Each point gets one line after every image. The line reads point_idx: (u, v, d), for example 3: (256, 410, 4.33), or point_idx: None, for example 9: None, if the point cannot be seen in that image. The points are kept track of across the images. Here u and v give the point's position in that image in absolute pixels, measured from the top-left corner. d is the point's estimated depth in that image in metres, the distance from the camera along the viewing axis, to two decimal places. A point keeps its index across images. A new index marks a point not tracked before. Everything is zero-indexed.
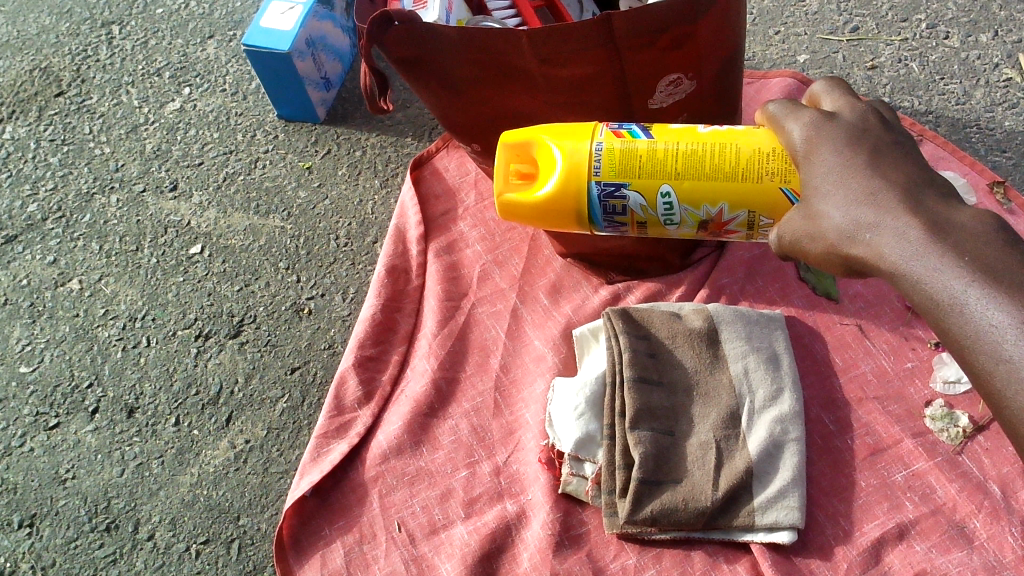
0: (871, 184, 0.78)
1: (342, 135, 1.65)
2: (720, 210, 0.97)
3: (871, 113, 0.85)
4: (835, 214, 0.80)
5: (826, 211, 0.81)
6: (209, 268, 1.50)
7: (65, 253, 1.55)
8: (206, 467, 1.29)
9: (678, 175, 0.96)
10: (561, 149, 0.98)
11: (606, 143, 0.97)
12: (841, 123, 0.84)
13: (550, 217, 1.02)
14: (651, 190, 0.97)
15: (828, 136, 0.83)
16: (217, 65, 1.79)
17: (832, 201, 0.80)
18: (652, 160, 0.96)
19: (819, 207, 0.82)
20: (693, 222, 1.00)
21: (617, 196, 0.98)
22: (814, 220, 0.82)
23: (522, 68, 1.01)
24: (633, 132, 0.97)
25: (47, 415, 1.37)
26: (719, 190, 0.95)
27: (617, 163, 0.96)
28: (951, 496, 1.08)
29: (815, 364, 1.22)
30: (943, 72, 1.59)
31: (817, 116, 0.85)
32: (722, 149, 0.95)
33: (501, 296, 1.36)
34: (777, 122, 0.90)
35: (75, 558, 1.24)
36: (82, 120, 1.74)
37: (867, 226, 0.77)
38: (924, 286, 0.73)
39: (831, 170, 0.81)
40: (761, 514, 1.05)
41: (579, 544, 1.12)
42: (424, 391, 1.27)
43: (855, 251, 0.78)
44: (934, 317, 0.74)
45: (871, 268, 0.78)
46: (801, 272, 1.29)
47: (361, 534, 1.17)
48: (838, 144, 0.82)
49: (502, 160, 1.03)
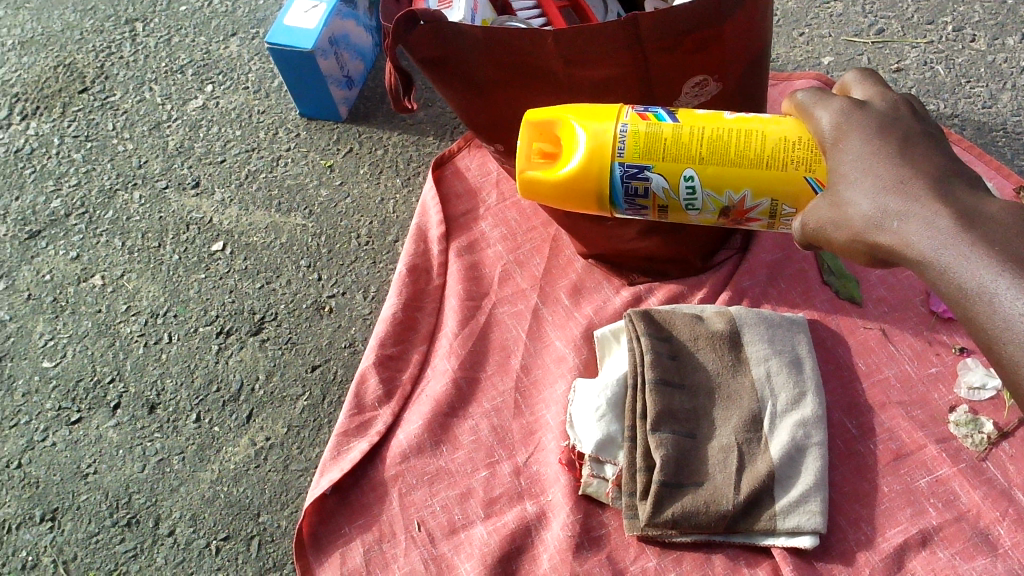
0: (900, 171, 0.77)
1: (363, 134, 1.66)
2: (743, 197, 0.95)
3: (902, 103, 0.83)
4: (862, 202, 0.78)
5: (853, 198, 0.79)
6: (231, 265, 1.51)
7: (88, 249, 1.56)
8: (227, 464, 1.30)
9: (702, 159, 0.94)
10: (585, 128, 0.96)
11: (631, 125, 0.94)
12: (871, 111, 0.82)
13: (571, 197, 1.00)
14: (674, 173, 0.95)
15: (857, 124, 0.82)
16: (240, 63, 1.80)
17: (860, 189, 0.79)
18: (677, 143, 0.94)
19: (845, 193, 0.80)
20: (714, 209, 0.98)
21: (640, 177, 0.96)
22: (839, 207, 0.81)
23: (546, 68, 1.01)
24: (658, 115, 0.95)
25: (69, 410, 1.38)
26: (743, 176, 0.93)
27: (641, 145, 0.94)
28: (975, 503, 1.08)
29: (838, 368, 1.21)
30: (969, 75, 1.58)
31: (846, 104, 0.84)
32: (747, 135, 0.93)
33: (522, 295, 1.36)
34: (805, 109, 0.89)
35: (97, 552, 1.24)
36: (105, 117, 1.74)
37: (895, 214, 0.76)
38: (953, 275, 0.73)
39: (860, 156, 0.80)
40: (783, 518, 1.05)
41: (599, 546, 1.11)
42: (444, 390, 1.27)
43: (882, 238, 0.77)
44: (960, 306, 0.74)
45: (898, 257, 0.77)
46: (824, 276, 1.29)
47: (381, 532, 1.18)
48: (868, 131, 0.81)
49: (525, 137, 0.99)
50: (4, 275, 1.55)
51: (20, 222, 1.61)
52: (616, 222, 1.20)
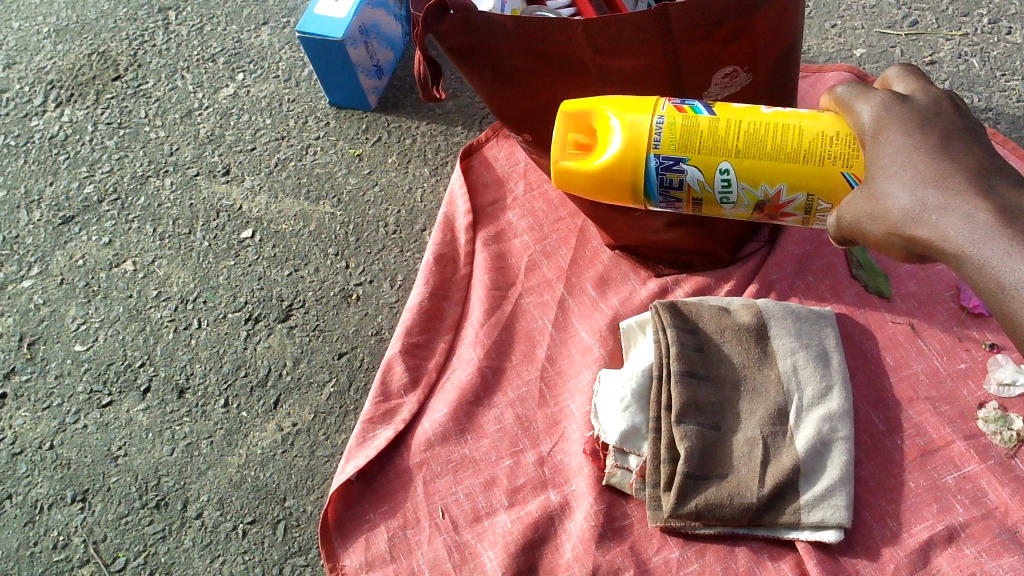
0: (940, 166, 0.77)
1: (392, 123, 1.66)
2: (778, 191, 0.94)
3: (945, 99, 0.82)
4: (900, 195, 0.78)
5: (891, 192, 0.79)
6: (260, 252, 1.52)
7: (120, 235, 1.58)
8: (254, 448, 1.31)
9: (738, 152, 0.93)
10: (620, 120, 0.95)
11: (668, 118, 0.94)
12: (914, 105, 0.81)
13: (605, 188, 0.99)
14: (710, 166, 0.94)
15: (899, 117, 0.81)
16: (271, 52, 1.81)
17: (898, 182, 0.78)
18: (713, 135, 0.93)
19: (883, 187, 0.80)
20: (750, 202, 0.97)
21: (674, 171, 0.95)
22: (876, 201, 0.80)
23: (576, 58, 1.00)
24: (695, 108, 0.95)
25: (101, 393, 1.40)
26: (779, 171, 0.92)
27: (677, 137, 0.94)
28: (1003, 500, 1.07)
29: (866, 362, 1.20)
30: (1004, 68, 1.56)
31: (888, 97, 0.83)
32: (784, 129, 0.92)
33: (548, 286, 1.36)
34: (845, 103, 0.88)
35: (126, 533, 1.26)
36: (138, 105, 1.76)
37: (934, 209, 0.76)
38: (992, 271, 0.73)
39: (900, 150, 0.79)
40: (807, 512, 1.04)
41: (622, 536, 1.12)
42: (469, 379, 1.27)
43: (919, 233, 0.77)
44: (997, 303, 0.73)
45: (935, 252, 0.76)
46: (852, 269, 1.28)
47: (405, 519, 1.18)
48: (910, 125, 0.80)
49: (560, 126, 1.00)
50: (38, 259, 1.57)
51: (55, 208, 1.64)
52: (644, 213, 1.20)
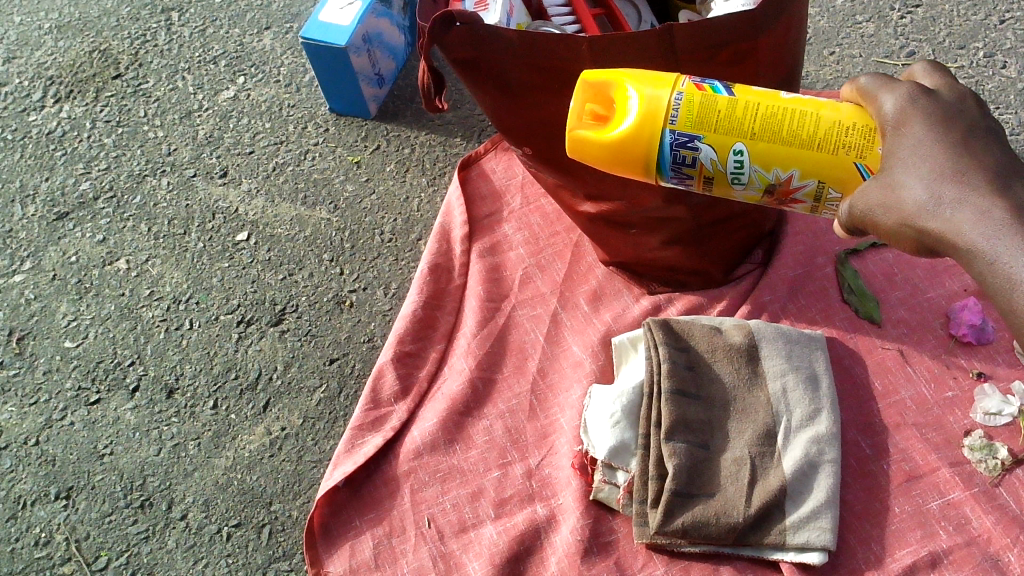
0: (958, 161, 0.78)
1: (391, 132, 1.67)
2: (791, 176, 0.92)
3: (967, 96, 0.84)
4: (916, 187, 0.79)
5: (907, 182, 0.80)
6: (254, 255, 1.52)
7: (114, 233, 1.58)
8: (242, 451, 1.31)
9: (754, 134, 0.90)
10: (639, 90, 0.92)
11: (687, 94, 0.91)
12: (936, 99, 0.82)
13: (619, 161, 0.95)
14: (725, 146, 0.91)
15: (922, 109, 0.81)
16: (272, 57, 1.81)
17: (916, 173, 0.79)
18: (731, 113, 0.90)
19: (899, 177, 0.80)
20: (760, 185, 0.94)
21: (689, 146, 0.92)
22: (891, 190, 0.81)
23: (580, 74, 1.01)
24: (713, 87, 0.92)
25: (89, 390, 1.39)
26: (793, 155, 0.90)
27: (695, 114, 0.91)
28: (987, 528, 1.07)
29: (855, 387, 1.21)
30: (998, 101, 1.58)
31: (912, 89, 0.83)
32: (801, 114, 0.90)
33: (542, 300, 1.36)
34: (868, 92, 0.87)
35: (109, 532, 1.25)
36: (137, 104, 1.76)
37: (950, 203, 0.77)
38: (1005, 268, 0.75)
39: (920, 142, 0.80)
40: (793, 533, 1.05)
41: (607, 552, 1.12)
42: (460, 390, 1.27)
43: (934, 225, 0.78)
44: (1003, 296, 0.76)
45: (949, 245, 0.78)
46: (844, 294, 1.29)
47: (391, 527, 1.19)
48: (931, 117, 0.80)
49: (578, 94, 0.95)
50: (31, 254, 1.57)
51: (49, 203, 1.63)
52: (639, 230, 1.23)
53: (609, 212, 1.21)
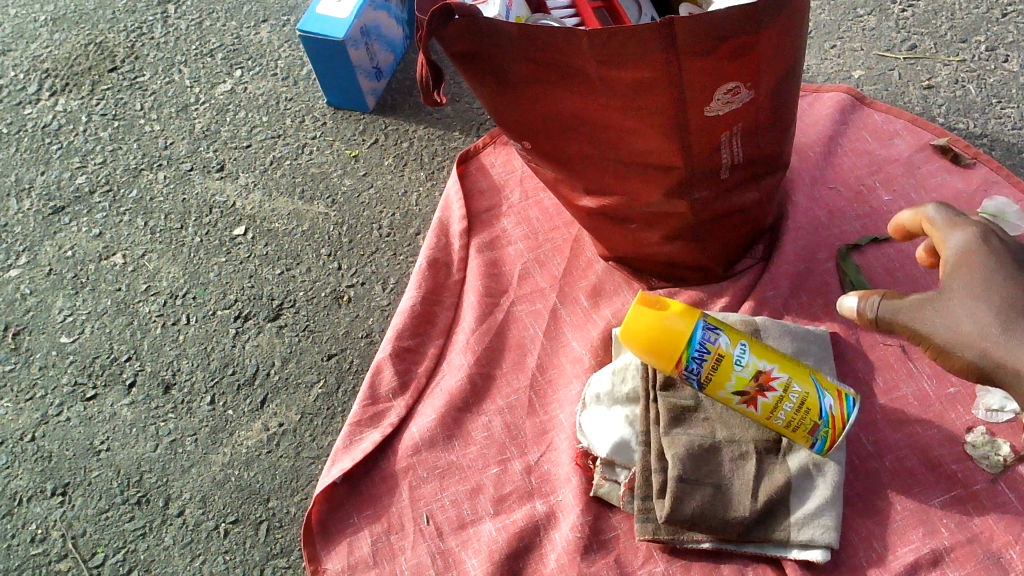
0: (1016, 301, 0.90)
1: (389, 126, 1.66)
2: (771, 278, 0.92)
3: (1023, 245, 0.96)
4: (978, 321, 0.90)
5: (968, 324, 0.91)
6: (251, 250, 1.51)
7: (110, 227, 1.57)
8: (239, 448, 1.30)
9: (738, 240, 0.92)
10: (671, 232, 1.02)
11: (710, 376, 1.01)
12: (1001, 242, 0.94)
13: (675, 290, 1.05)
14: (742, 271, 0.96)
15: (987, 247, 0.93)
16: (270, 50, 1.80)
17: (982, 304, 0.90)
18: None
19: (959, 317, 0.92)
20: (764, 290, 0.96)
21: (713, 330, 1.04)
22: (956, 334, 0.91)
23: (580, 68, 1.00)
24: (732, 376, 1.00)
25: (85, 386, 1.38)
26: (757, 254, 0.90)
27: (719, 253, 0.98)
28: (988, 525, 1.07)
29: (856, 383, 1.21)
30: (1000, 95, 1.56)
31: (979, 229, 0.94)
32: None
33: (541, 295, 1.36)
34: (934, 222, 0.97)
35: (106, 529, 1.25)
36: (133, 97, 1.75)
37: (1009, 337, 0.88)
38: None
39: (988, 273, 0.91)
40: (797, 530, 1.04)
41: (607, 549, 1.11)
42: (459, 386, 1.27)
43: (998, 354, 0.88)
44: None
45: (1005, 371, 0.88)
46: (846, 289, 1.28)
47: (389, 524, 1.18)
48: (997, 254, 0.92)
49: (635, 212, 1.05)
50: (26, 248, 1.56)
51: (44, 197, 1.62)
52: (639, 225, 1.23)
53: (610, 206, 1.21)
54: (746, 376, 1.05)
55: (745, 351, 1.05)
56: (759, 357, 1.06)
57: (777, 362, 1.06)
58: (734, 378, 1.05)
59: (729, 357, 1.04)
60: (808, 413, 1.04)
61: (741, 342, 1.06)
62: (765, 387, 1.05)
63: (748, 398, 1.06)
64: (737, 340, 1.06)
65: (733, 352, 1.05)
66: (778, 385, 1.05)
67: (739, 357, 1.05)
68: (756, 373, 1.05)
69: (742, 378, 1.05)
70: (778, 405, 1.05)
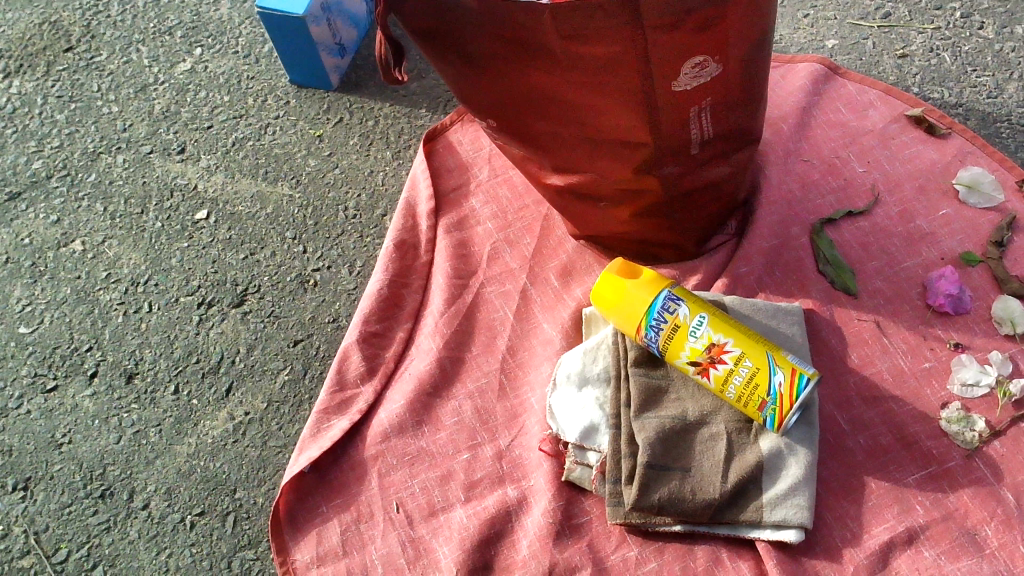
0: None
1: (354, 103, 1.62)
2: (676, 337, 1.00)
3: None
4: None
5: None
6: (214, 234, 1.47)
7: (69, 213, 1.53)
8: (204, 438, 1.27)
9: None
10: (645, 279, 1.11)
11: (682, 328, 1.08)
12: None
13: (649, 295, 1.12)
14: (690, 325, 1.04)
15: None
16: (230, 26, 1.75)
17: None
18: None
19: None
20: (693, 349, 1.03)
21: (673, 300, 1.09)
22: None
23: (543, 43, 0.96)
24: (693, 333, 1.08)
25: (45, 377, 1.35)
26: None
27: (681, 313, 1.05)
28: (964, 502, 1.06)
29: (831, 361, 1.19)
30: (975, 63, 1.54)
31: None
32: None
33: (511, 275, 1.33)
34: None
35: (69, 524, 1.22)
36: (90, 77, 1.71)
37: None
38: None
39: None
40: (770, 510, 1.02)
41: (580, 534, 1.09)
42: (428, 370, 1.24)
43: None
44: None
45: None
46: (820, 265, 1.26)
47: (359, 513, 1.16)
48: None
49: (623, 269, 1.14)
50: None
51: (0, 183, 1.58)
52: (609, 203, 1.21)
53: (579, 184, 1.18)
54: (699, 347, 1.07)
55: (702, 323, 1.08)
56: (716, 331, 1.07)
57: (734, 337, 1.07)
58: (688, 348, 1.07)
59: (685, 327, 1.08)
60: (756, 388, 1.04)
61: (701, 314, 1.08)
62: (717, 360, 1.06)
63: (700, 368, 1.07)
64: (697, 311, 1.08)
65: (690, 322, 1.08)
66: (730, 358, 1.06)
67: (695, 328, 1.08)
68: (709, 345, 1.07)
69: (695, 349, 1.07)
70: (728, 377, 1.05)
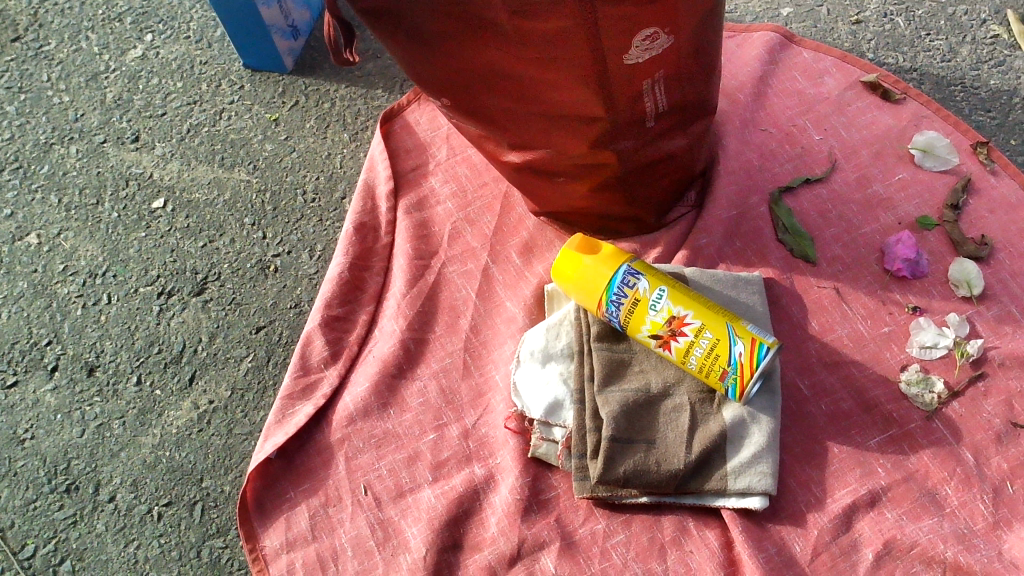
0: None
1: (310, 86, 1.60)
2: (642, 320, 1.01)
3: None
4: None
5: None
6: (172, 222, 1.46)
7: (22, 207, 1.51)
8: (169, 428, 1.26)
9: None
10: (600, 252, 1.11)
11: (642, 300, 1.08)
12: None
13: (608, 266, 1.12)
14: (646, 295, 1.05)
15: None
16: (181, 11, 1.73)
17: None
18: None
19: None
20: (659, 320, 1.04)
21: (634, 274, 1.09)
22: None
23: (490, 22, 0.95)
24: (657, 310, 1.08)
25: (4, 372, 1.34)
26: None
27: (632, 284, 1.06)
28: (924, 463, 1.07)
29: (792, 328, 1.20)
30: (929, 27, 1.55)
31: None
32: None
33: (472, 255, 1.33)
34: None
35: (34, 519, 1.21)
36: (39, 68, 1.68)
37: None
38: None
39: None
40: (734, 479, 1.03)
41: (548, 509, 1.10)
42: (391, 352, 1.24)
43: None
44: None
45: None
46: (779, 233, 1.27)
47: (326, 497, 1.15)
48: None
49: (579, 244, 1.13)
50: None
51: None
52: (566, 178, 1.20)
53: (535, 160, 1.18)
54: (660, 320, 1.07)
55: (663, 296, 1.07)
56: (676, 303, 1.07)
57: (694, 308, 1.07)
58: (649, 321, 1.07)
59: (646, 301, 1.08)
60: (716, 358, 1.04)
61: (661, 286, 1.08)
62: (678, 332, 1.06)
63: (662, 341, 1.07)
64: (657, 284, 1.08)
65: (651, 296, 1.08)
66: (691, 330, 1.06)
67: (656, 301, 1.07)
68: (670, 318, 1.07)
69: (656, 322, 1.07)
70: (690, 349, 1.06)
